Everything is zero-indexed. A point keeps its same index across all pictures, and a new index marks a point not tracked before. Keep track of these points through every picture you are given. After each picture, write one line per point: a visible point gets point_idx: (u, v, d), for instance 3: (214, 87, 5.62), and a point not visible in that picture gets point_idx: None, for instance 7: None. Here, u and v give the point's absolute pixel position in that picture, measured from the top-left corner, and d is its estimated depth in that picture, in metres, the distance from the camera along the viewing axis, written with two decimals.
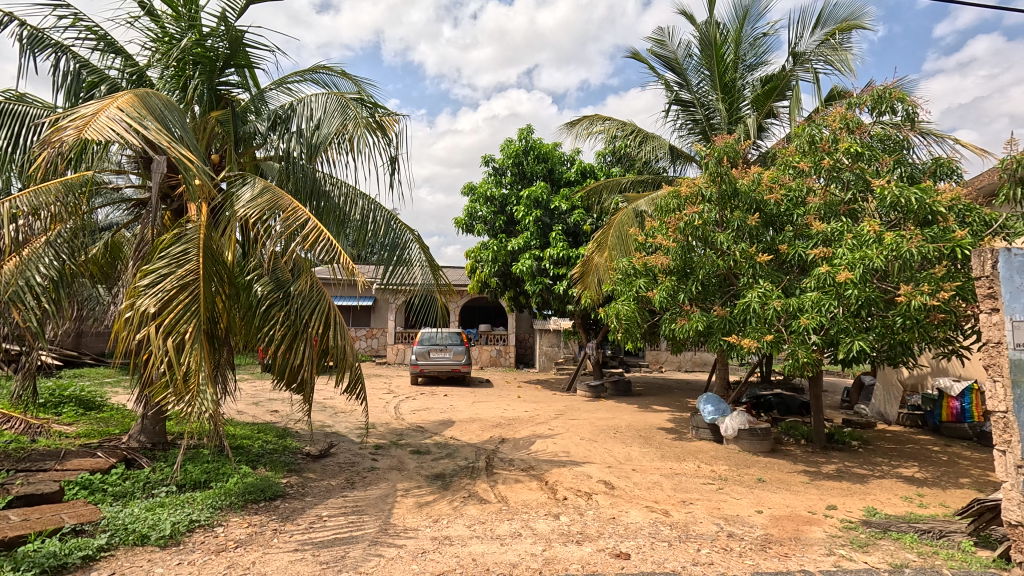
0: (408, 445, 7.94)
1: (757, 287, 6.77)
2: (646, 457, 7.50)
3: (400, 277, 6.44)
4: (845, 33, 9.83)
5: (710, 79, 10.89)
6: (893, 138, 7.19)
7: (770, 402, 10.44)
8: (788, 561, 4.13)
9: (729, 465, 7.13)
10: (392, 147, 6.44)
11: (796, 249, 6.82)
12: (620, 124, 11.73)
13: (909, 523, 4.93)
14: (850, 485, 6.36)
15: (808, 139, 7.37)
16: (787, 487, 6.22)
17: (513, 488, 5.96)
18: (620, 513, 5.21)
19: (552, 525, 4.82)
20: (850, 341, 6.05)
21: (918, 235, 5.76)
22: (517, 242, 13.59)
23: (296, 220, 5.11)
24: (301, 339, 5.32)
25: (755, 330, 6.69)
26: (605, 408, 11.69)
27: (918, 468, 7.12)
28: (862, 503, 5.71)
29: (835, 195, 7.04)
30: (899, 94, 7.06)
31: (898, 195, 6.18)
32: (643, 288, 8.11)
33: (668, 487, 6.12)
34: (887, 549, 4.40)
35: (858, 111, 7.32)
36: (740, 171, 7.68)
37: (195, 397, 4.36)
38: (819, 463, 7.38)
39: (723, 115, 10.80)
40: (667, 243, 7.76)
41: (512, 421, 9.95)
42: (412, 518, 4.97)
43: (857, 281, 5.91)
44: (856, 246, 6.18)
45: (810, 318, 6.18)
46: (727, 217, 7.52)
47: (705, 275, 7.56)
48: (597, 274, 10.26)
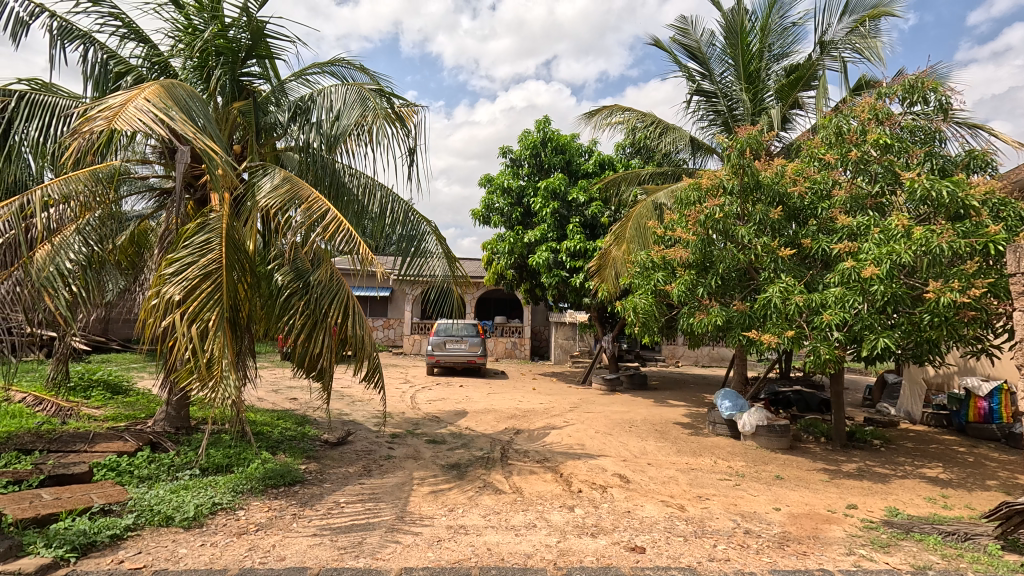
0: (423, 435, 8.01)
1: (779, 282, 6.64)
2: (662, 452, 7.46)
3: (417, 268, 6.44)
4: (875, 20, 9.52)
5: (734, 68, 10.65)
6: (925, 129, 6.95)
7: (789, 399, 10.29)
8: (807, 560, 4.07)
9: (746, 461, 7.05)
10: (411, 138, 6.44)
11: (820, 243, 6.68)
12: (640, 114, 11.57)
13: (933, 525, 4.82)
14: (871, 484, 6.24)
15: (834, 130, 7.15)
16: (806, 485, 6.13)
17: (529, 479, 5.98)
18: (636, 507, 5.19)
19: (567, 517, 4.82)
20: (875, 338, 5.89)
21: (949, 230, 5.57)
22: (534, 234, 13.56)
23: (316, 211, 5.16)
24: (321, 328, 5.38)
25: (776, 325, 6.58)
26: (620, 402, 11.66)
27: (943, 468, 6.97)
28: (884, 503, 5.61)
29: (862, 188, 6.80)
30: (932, 83, 6.81)
31: (929, 187, 5.97)
32: (661, 282, 8.03)
33: (684, 482, 6.08)
34: (910, 550, 4.32)
35: (888, 101, 7.10)
36: (762, 163, 7.55)
37: (218, 383, 4.45)
38: (839, 461, 7.26)
39: (746, 106, 10.57)
40: (686, 235, 7.68)
41: (527, 413, 9.99)
42: (427, 506, 5.02)
43: (884, 276, 5.74)
44: (882, 241, 6.00)
45: (833, 314, 6.04)
46: (749, 210, 7.39)
47: (725, 269, 7.47)
48: (615, 268, 10.17)
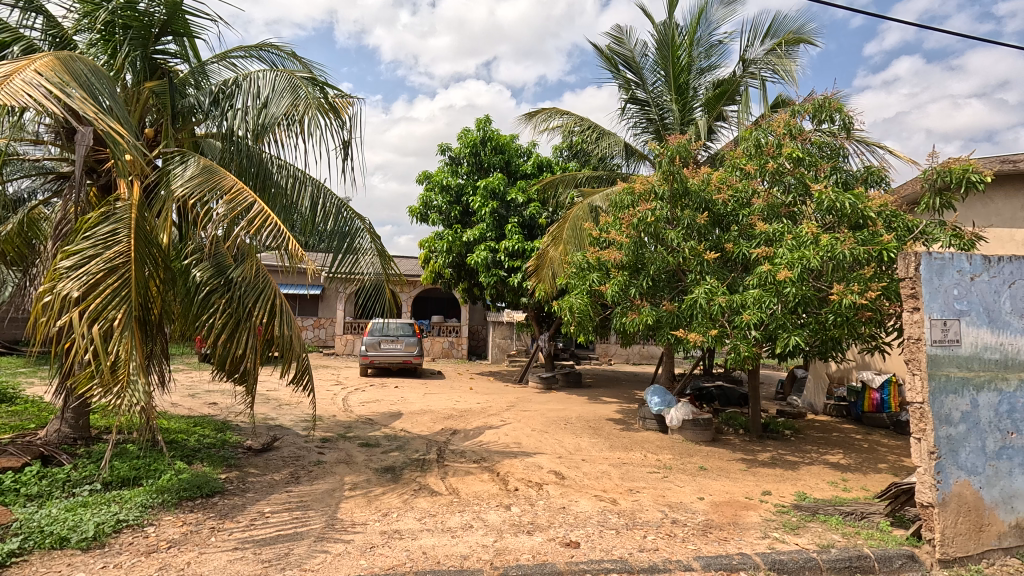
0: (356, 438, 7.74)
1: (704, 284, 7.05)
2: (595, 447, 7.67)
3: (349, 266, 6.20)
4: (790, 44, 10.30)
5: (665, 79, 11.17)
6: (831, 145, 7.60)
7: (712, 394, 10.94)
8: (727, 545, 4.34)
9: (673, 454, 7.40)
10: (346, 131, 6.19)
11: (740, 248, 7.15)
12: (577, 119, 11.94)
13: (835, 506, 5.28)
14: (783, 471, 6.76)
15: (754, 143, 7.69)
16: (726, 474, 6.54)
17: (465, 480, 5.93)
18: (570, 503, 5.30)
19: (503, 517, 4.83)
20: (787, 336, 6.43)
21: (851, 238, 6.15)
22: (472, 233, 13.48)
23: (240, 203, 4.83)
24: (244, 328, 5.05)
25: (701, 324, 6.99)
26: (555, 400, 11.88)
27: (843, 454, 7.67)
28: (794, 488, 6.09)
29: (777, 198, 7.35)
30: (838, 104, 7.48)
31: (834, 199, 6.55)
32: (596, 282, 8.28)
33: (616, 477, 6.28)
34: (816, 531, 4.71)
35: (801, 118, 7.71)
36: (690, 171, 8.01)
37: (124, 388, 4.04)
38: (755, 451, 7.79)
39: (676, 116, 11.09)
40: (620, 238, 8.00)
41: (464, 413, 9.95)
42: (360, 512, 4.85)
43: (796, 279, 6.26)
44: (795, 247, 6.51)
45: (751, 314, 6.48)
46: (677, 214, 7.78)
47: (656, 271, 7.86)
48: (552, 268, 10.36)
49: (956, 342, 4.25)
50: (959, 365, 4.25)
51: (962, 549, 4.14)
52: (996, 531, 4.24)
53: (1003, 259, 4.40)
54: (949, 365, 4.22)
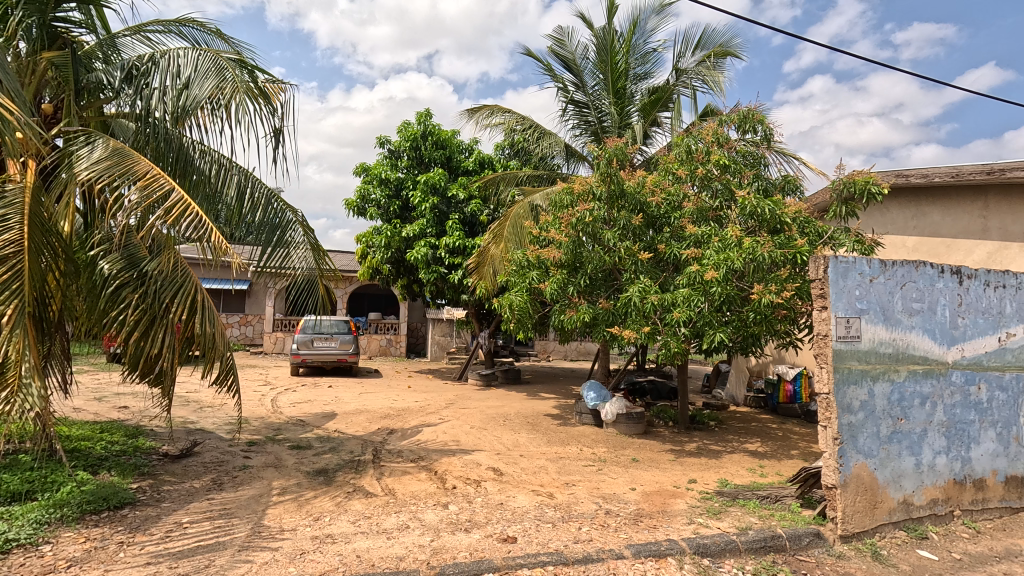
0: (286, 440, 7.39)
1: (638, 283, 7.34)
2: (533, 443, 7.78)
3: (279, 260, 5.87)
4: (719, 57, 10.90)
5: (603, 83, 11.50)
6: (753, 154, 8.13)
7: (644, 388, 11.43)
8: (656, 532, 4.54)
9: (607, 447, 7.65)
10: (277, 118, 5.86)
11: (672, 249, 7.49)
12: (519, 118, 12.05)
13: (753, 491, 5.67)
14: (707, 460, 7.18)
15: (686, 149, 8.09)
16: (656, 465, 6.85)
17: (402, 480, 5.83)
18: (507, 498, 5.35)
19: (440, 515, 4.79)
20: (713, 333, 6.83)
21: (770, 242, 6.62)
22: (412, 228, 13.25)
23: (156, 189, 4.46)
24: (159, 326, 4.66)
25: (635, 322, 7.28)
26: (495, 397, 11.93)
27: (760, 443, 8.26)
28: (717, 476, 6.48)
29: (706, 202, 7.75)
30: (760, 116, 8.01)
31: (756, 206, 7.02)
32: (536, 280, 8.40)
33: (553, 471, 6.40)
34: (736, 515, 5.04)
35: (727, 127, 8.19)
36: (626, 173, 8.30)
37: (14, 392, 3.60)
38: (683, 442, 8.21)
39: (613, 119, 11.44)
40: (559, 237, 8.16)
41: (402, 412, 9.76)
42: (290, 518, 4.64)
43: (721, 279, 6.65)
44: (721, 249, 6.90)
45: (681, 312, 6.82)
46: (614, 215, 8.05)
47: (593, 269, 8.07)
48: (493, 265, 10.38)
49: (857, 338, 4.68)
50: (859, 358, 4.69)
51: (859, 525, 4.57)
52: (887, 507, 4.72)
53: (896, 263, 4.90)
54: (851, 359, 4.65)
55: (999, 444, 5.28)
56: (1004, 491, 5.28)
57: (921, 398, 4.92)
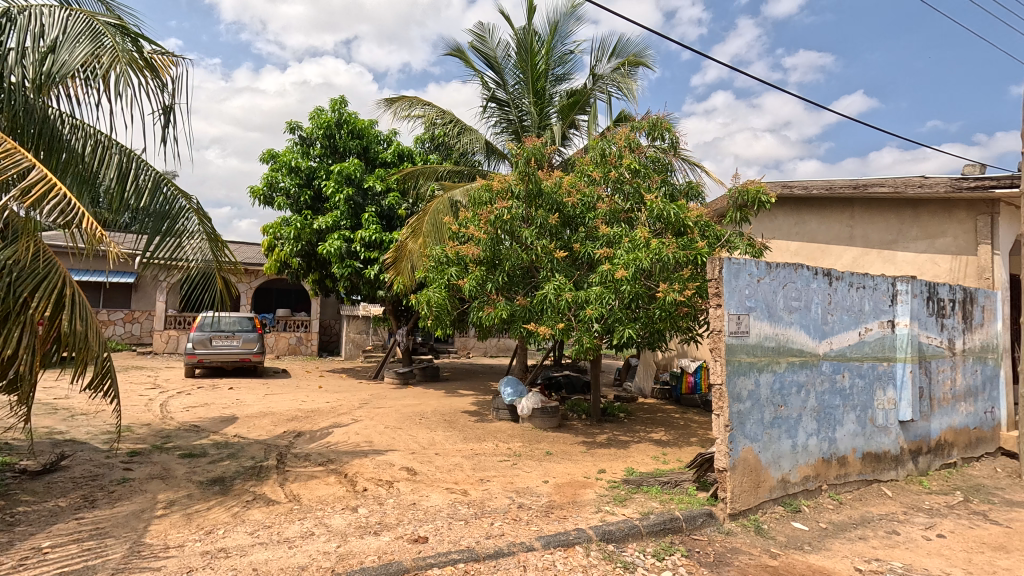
0: (176, 449, 6.74)
1: (554, 280, 7.53)
2: (449, 440, 7.73)
3: (170, 251, 5.28)
4: (632, 65, 11.42)
5: (523, 82, 11.65)
6: (662, 160, 8.61)
7: (560, 382, 11.78)
8: (566, 522, 4.69)
9: (522, 442, 7.78)
10: (167, 94, 5.29)
11: (586, 248, 7.77)
12: (439, 111, 11.92)
13: (656, 478, 6.03)
14: (616, 450, 7.54)
15: (600, 152, 8.41)
16: (569, 457, 7.07)
17: (309, 485, 5.54)
18: (421, 498, 5.26)
19: (349, 520, 4.60)
20: (623, 329, 7.17)
21: (674, 243, 7.07)
22: (325, 220, 12.63)
23: (9, 165, 3.85)
24: (15, 323, 4.02)
25: (550, 318, 7.48)
26: (412, 395, 11.70)
27: (664, 432, 8.81)
28: (624, 465, 6.83)
29: (619, 204, 8.09)
30: (667, 125, 8.50)
31: (662, 209, 7.46)
32: (454, 276, 8.35)
33: (468, 468, 6.40)
34: (639, 500, 5.34)
35: (638, 134, 8.62)
36: (544, 173, 8.48)
37: None
38: (595, 433, 8.56)
39: (533, 119, 11.63)
40: (478, 234, 8.17)
41: (311, 413, 9.28)
42: (177, 533, 4.23)
43: (631, 278, 6.99)
44: (630, 248, 7.24)
45: (594, 309, 7.10)
46: (532, 214, 8.20)
47: (511, 267, 8.17)
48: (411, 260, 10.17)
49: (745, 332, 5.13)
50: (748, 351, 5.14)
51: (745, 502, 5.02)
52: (768, 485, 5.23)
53: (779, 265, 5.42)
54: (740, 352, 5.08)
55: (858, 425, 6.03)
56: (862, 466, 6.03)
57: (798, 386, 5.50)
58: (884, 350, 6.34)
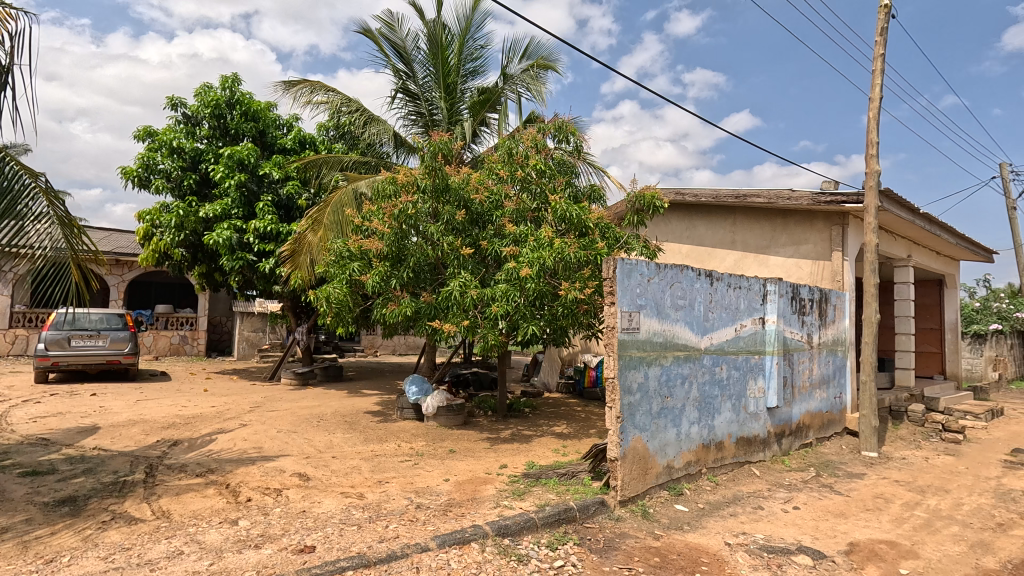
0: (16, 466, 5.81)
1: (459, 277, 7.49)
2: (348, 442, 7.42)
3: (8, 236, 4.55)
4: (541, 68, 11.66)
5: (434, 76, 11.48)
6: (567, 163, 8.85)
7: (467, 379, 11.79)
8: (463, 520, 4.68)
9: (426, 441, 7.66)
10: (6, 55, 4.56)
11: (493, 246, 7.81)
12: (344, 99, 11.41)
13: (554, 470, 6.22)
14: (519, 445, 7.68)
15: (508, 151, 8.51)
16: (472, 454, 7.08)
17: (182, 499, 5.02)
18: (311, 505, 4.98)
19: (226, 534, 4.24)
20: (527, 326, 7.31)
21: (575, 243, 7.32)
22: (213, 208, 11.56)
23: None
24: None
25: (455, 316, 7.43)
26: (311, 396, 11.08)
27: (565, 425, 9.13)
28: (526, 459, 6.97)
29: (526, 203, 8.21)
30: (572, 129, 8.78)
31: (566, 210, 7.70)
32: (357, 272, 8.01)
33: (366, 470, 6.18)
34: (537, 493, 5.47)
35: (545, 135, 8.82)
36: (451, 169, 8.41)
37: None
38: (499, 429, 8.66)
39: (443, 114, 11.49)
40: (382, 228, 7.91)
41: (192, 419, 8.45)
42: (7, 565, 3.64)
43: (535, 276, 7.12)
44: (535, 247, 7.38)
45: (499, 307, 7.16)
46: (439, 209, 8.10)
47: (416, 263, 8.01)
48: (310, 254, 9.63)
49: (636, 329, 5.44)
50: (638, 346, 5.45)
51: (634, 489, 5.33)
52: (655, 471, 5.59)
53: (667, 265, 5.81)
54: (632, 347, 5.38)
55: (733, 412, 6.64)
56: (736, 449, 6.65)
57: (682, 378, 5.93)
58: (755, 344, 7.04)
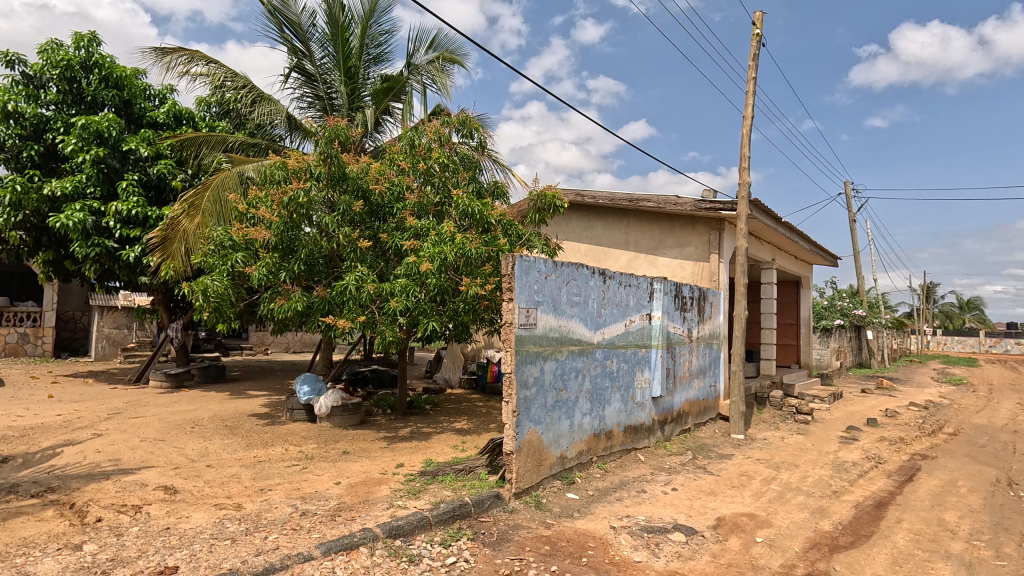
0: None
1: (355, 271, 7.16)
2: (228, 449, 6.80)
3: None
4: (447, 61, 11.47)
5: (333, 57, 10.84)
6: (471, 158, 8.80)
7: (366, 377, 11.36)
8: (352, 524, 4.48)
9: (317, 443, 7.25)
10: None
11: (393, 239, 7.56)
12: (230, 73, 10.42)
13: (452, 466, 6.18)
14: (417, 443, 7.54)
15: (410, 142, 8.29)
16: (367, 454, 6.82)
17: (9, 525, 4.27)
18: (178, 520, 4.49)
19: (66, 562, 3.67)
20: (427, 321, 7.17)
21: (477, 239, 7.28)
22: (62, 185, 9.98)
23: None
24: None
25: (350, 311, 7.08)
26: (185, 399, 10.01)
27: (466, 420, 9.12)
28: (423, 457, 6.86)
29: (428, 196, 8.03)
30: (476, 124, 8.74)
31: (468, 205, 7.65)
32: (240, 263, 7.35)
33: (247, 478, 5.70)
34: (433, 491, 5.40)
35: (449, 129, 8.69)
36: (349, 157, 8.00)
37: None
38: (397, 428, 8.44)
39: (343, 99, 10.91)
40: (269, 216, 7.33)
41: (30, 430, 7.24)
42: None
43: (436, 271, 6.99)
44: (437, 242, 7.25)
45: (398, 302, 6.96)
46: (335, 199, 7.70)
47: (309, 255, 7.54)
48: (185, 242, 8.68)
49: (533, 324, 5.56)
50: (534, 342, 5.58)
51: (528, 481, 5.46)
52: (549, 462, 5.77)
53: (563, 263, 6.01)
54: (528, 342, 5.49)
55: (622, 403, 7.05)
56: (624, 437, 7.08)
57: (576, 372, 6.18)
58: (643, 339, 7.52)
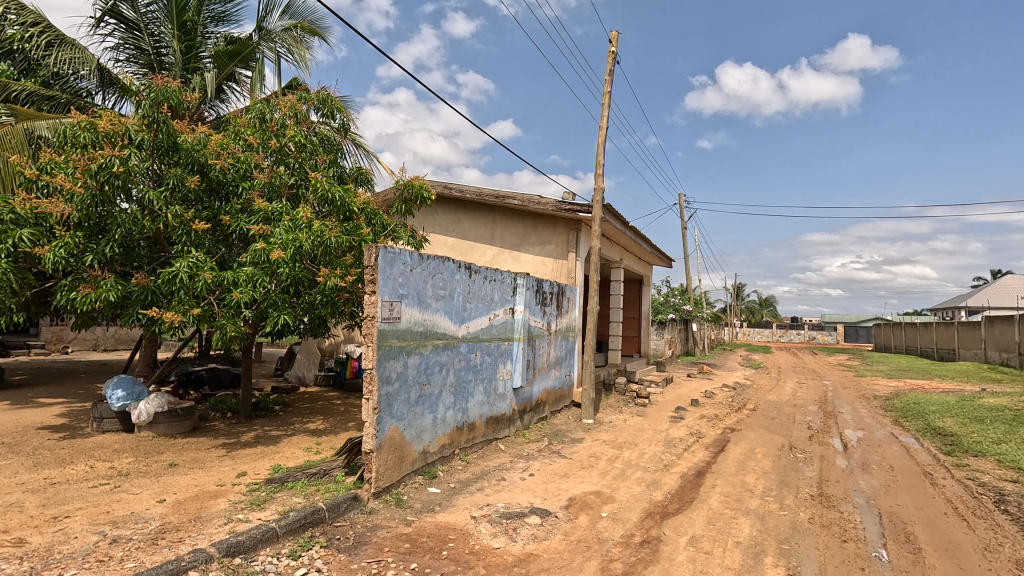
0: None
1: (188, 256, 6.26)
2: (5, 472, 5.47)
3: None
4: (306, 32, 10.52)
5: (163, 6, 9.30)
6: (331, 141, 8.20)
7: (202, 377, 10.02)
8: (180, 547, 3.91)
9: (135, 456, 6.19)
10: None
11: (237, 222, 6.75)
12: (15, 4, 8.41)
13: (303, 471, 5.73)
14: (263, 448, 6.85)
15: (259, 115, 7.48)
16: (200, 465, 6.01)
17: None
18: None
19: None
20: (277, 315, 6.53)
21: (337, 227, 6.76)
22: None
23: None
24: None
25: (181, 303, 6.11)
26: None
27: (321, 421, 8.54)
28: (270, 463, 6.26)
29: (280, 177, 7.29)
30: (338, 105, 8.16)
31: (327, 190, 7.10)
32: (26, 241, 5.94)
33: (33, 506, 4.64)
34: (281, 500, 4.95)
35: (307, 106, 7.99)
36: (183, 125, 6.95)
37: None
38: (239, 433, 7.58)
39: (176, 58, 9.44)
40: (68, 185, 5.96)
41: None
42: None
43: (288, 260, 6.36)
44: (290, 228, 6.62)
45: (242, 293, 6.25)
46: (162, 172, 6.75)
47: (123, 236, 6.32)
48: None
49: (397, 318, 5.39)
50: (398, 336, 5.41)
51: (388, 479, 5.30)
52: (410, 458, 5.66)
53: (429, 256, 5.92)
54: (391, 337, 5.31)
55: (484, 395, 7.20)
56: (486, 428, 7.24)
57: (440, 366, 6.14)
58: (505, 332, 7.74)
